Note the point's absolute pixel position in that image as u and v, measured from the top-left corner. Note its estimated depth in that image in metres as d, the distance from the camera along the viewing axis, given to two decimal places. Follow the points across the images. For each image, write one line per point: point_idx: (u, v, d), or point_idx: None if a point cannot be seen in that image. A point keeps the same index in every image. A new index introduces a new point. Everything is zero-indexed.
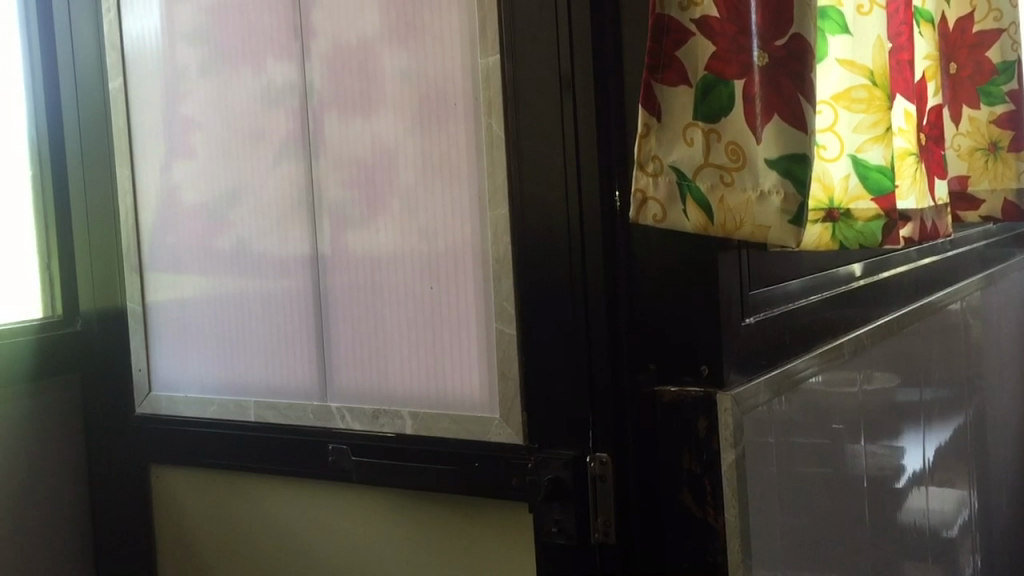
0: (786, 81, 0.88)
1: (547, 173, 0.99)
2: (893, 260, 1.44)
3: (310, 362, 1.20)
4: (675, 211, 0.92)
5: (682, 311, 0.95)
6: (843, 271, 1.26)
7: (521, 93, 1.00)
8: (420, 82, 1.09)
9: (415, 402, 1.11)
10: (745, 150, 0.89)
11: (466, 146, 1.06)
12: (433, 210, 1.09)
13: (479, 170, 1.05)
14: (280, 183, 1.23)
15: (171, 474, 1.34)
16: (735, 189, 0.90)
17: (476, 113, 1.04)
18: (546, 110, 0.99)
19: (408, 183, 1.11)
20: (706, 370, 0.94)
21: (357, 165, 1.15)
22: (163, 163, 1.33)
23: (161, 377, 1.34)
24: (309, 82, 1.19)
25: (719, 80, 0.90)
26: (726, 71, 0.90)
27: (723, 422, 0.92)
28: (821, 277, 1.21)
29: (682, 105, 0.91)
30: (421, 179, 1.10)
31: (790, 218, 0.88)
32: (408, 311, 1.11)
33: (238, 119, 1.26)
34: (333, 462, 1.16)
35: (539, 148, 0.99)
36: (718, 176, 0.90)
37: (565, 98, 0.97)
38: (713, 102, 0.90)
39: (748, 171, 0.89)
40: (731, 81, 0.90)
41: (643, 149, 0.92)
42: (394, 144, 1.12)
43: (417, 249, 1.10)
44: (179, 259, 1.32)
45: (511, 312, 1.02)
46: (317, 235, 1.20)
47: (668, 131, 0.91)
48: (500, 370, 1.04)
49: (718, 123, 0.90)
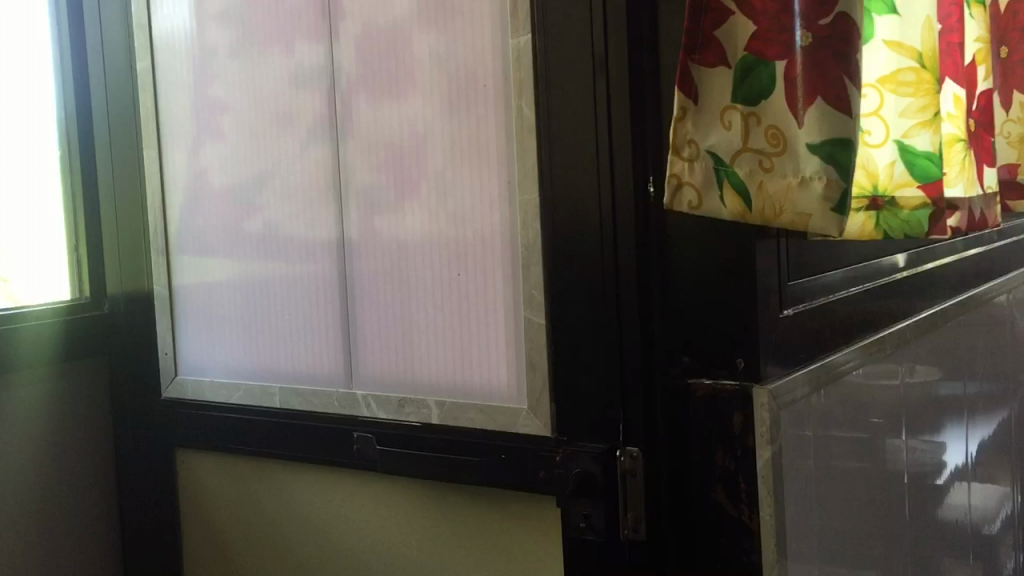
0: (830, 63, 0.85)
1: (579, 157, 0.96)
2: (938, 251, 1.39)
3: (335, 348, 1.18)
4: (712, 198, 0.89)
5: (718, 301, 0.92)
6: (886, 262, 1.22)
7: (553, 74, 0.97)
8: (450, 62, 1.06)
9: (441, 392, 1.08)
10: (787, 134, 0.85)
11: (496, 129, 1.03)
12: (462, 195, 1.06)
13: (509, 154, 1.02)
14: (308, 166, 1.20)
15: (197, 460, 1.33)
16: (775, 176, 0.86)
17: (507, 95, 1.01)
18: (578, 92, 0.95)
19: (437, 167, 1.08)
20: (742, 364, 0.92)
21: (386, 148, 1.13)
22: (191, 144, 1.31)
23: (187, 361, 1.33)
24: (338, 64, 1.17)
25: (760, 61, 0.86)
26: (766, 51, 0.85)
27: (758, 417, 0.89)
28: (863, 267, 1.16)
29: (719, 88, 0.88)
30: (450, 163, 1.07)
31: (832, 206, 0.84)
32: (436, 298, 1.09)
33: (266, 101, 1.24)
34: (358, 451, 1.14)
35: (571, 132, 0.96)
36: (757, 162, 0.87)
37: (598, 80, 0.94)
38: (753, 84, 0.86)
39: (789, 157, 0.85)
40: (772, 62, 0.86)
41: (679, 134, 0.89)
42: (424, 126, 1.09)
43: (446, 234, 1.08)
44: (206, 242, 1.31)
45: (540, 301, 1.00)
46: (345, 219, 1.17)
47: (704, 115, 0.88)
48: (529, 360, 1.01)
49: (758, 106, 0.86)
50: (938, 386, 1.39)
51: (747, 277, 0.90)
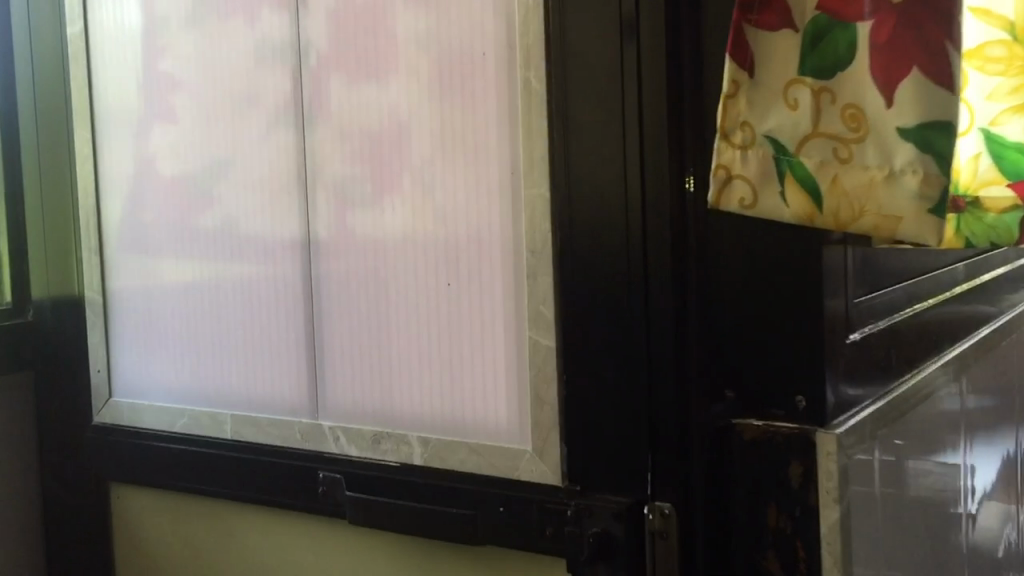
0: (926, 22, 0.65)
1: (602, 145, 0.78)
2: (997, 259, 1.21)
3: (298, 371, 0.99)
4: (771, 195, 0.71)
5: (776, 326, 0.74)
6: (948, 273, 1.04)
7: (570, 42, 0.79)
8: (442, 28, 0.88)
9: (425, 428, 0.90)
10: (870, 115, 0.67)
11: (496, 110, 0.84)
12: (454, 188, 0.87)
13: (513, 140, 0.83)
14: (268, 155, 1.01)
15: (133, 496, 1.14)
16: (854, 168, 0.68)
17: (511, 69, 0.83)
18: (601, 64, 0.77)
19: (424, 158, 0.90)
20: (803, 405, 0.74)
21: (363, 134, 0.94)
22: (136, 125, 1.12)
23: (123, 381, 1.14)
24: (307, 34, 0.98)
25: (836, 23, 0.68)
26: (844, 12, 0.67)
27: (822, 471, 0.73)
28: (926, 280, 0.98)
29: (782, 56, 0.70)
30: (439, 152, 0.88)
31: (928, 207, 0.66)
32: (420, 314, 0.90)
33: (221, 77, 1.05)
34: (325, 495, 0.96)
35: (591, 113, 0.78)
36: (831, 150, 0.69)
37: (626, 47, 0.76)
38: (826, 54, 0.68)
39: (872, 144, 0.67)
40: (852, 25, 0.67)
41: (729, 115, 0.72)
42: (409, 106, 0.90)
43: (435, 237, 0.89)
44: (148, 242, 1.12)
45: (550, 320, 0.81)
46: (314, 217, 0.98)
47: (762, 91, 0.71)
48: (534, 393, 0.82)
49: (833, 81, 0.68)
50: (995, 412, 1.21)
51: (811, 295, 0.73)
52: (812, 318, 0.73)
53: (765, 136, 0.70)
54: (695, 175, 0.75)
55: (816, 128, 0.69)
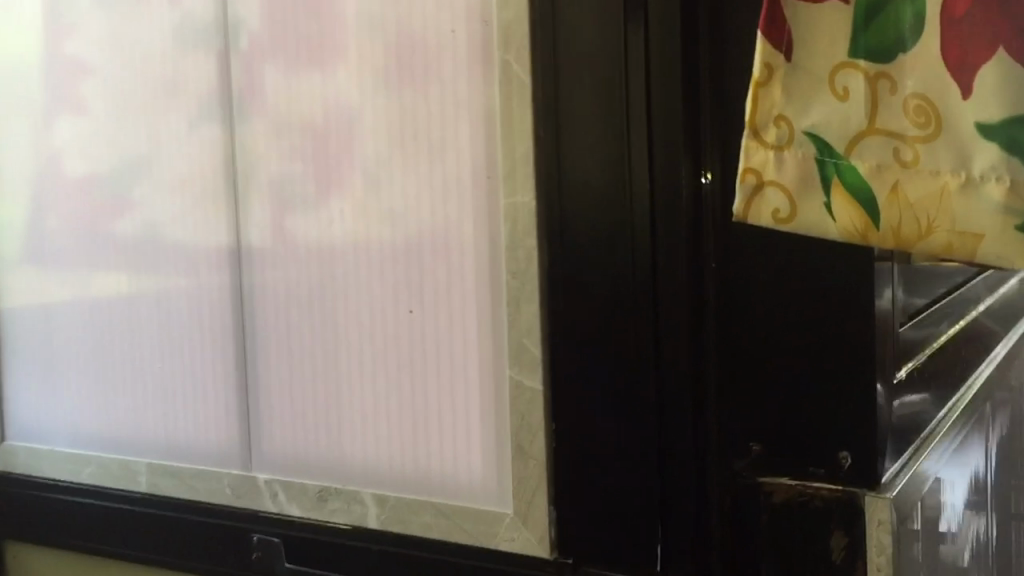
0: None
1: (601, 152, 0.67)
2: None
3: (227, 411, 0.87)
4: (812, 206, 0.57)
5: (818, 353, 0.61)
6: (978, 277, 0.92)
7: (561, 29, 0.67)
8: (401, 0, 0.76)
9: (382, 481, 0.79)
10: (942, 108, 0.54)
11: (467, 106, 0.72)
12: (412, 194, 0.76)
13: (490, 143, 0.71)
14: (190, 157, 0.87)
15: (32, 554, 1.02)
16: (920, 174, 0.55)
17: (485, 58, 0.71)
18: (600, 56, 0.66)
19: (379, 157, 0.77)
20: (848, 462, 0.61)
21: (310, 130, 0.80)
22: (32, 120, 0.96)
23: (23, 419, 1.00)
24: (236, 11, 0.84)
25: None
26: None
27: (872, 544, 0.60)
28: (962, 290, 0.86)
29: (831, 33, 0.56)
30: (398, 153, 0.76)
31: (1016, 222, 0.53)
32: (375, 348, 0.78)
33: (144, 61, 0.89)
34: (260, 561, 0.86)
35: (587, 114, 0.67)
36: (892, 151, 0.55)
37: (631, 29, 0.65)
38: (887, 30, 0.55)
39: (944, 144, 0.54)
40: None
41: (762, 107, 0.58)
42: (358, 97, 0.78)
43: (391, 257, 0.77)
44: (47, 255, 0.97)
45: (536, 356, 0.70)
46: (246, 225, 0.85)
47: (802, 77, 0.57)
48: (516, 445, 0.71)
49: (895, 65, 0.55)
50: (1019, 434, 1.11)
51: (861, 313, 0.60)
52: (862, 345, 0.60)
53: (807, 134, 0.57)
54: (710, 176, 0.63)
55: (872, 124, 0.55)
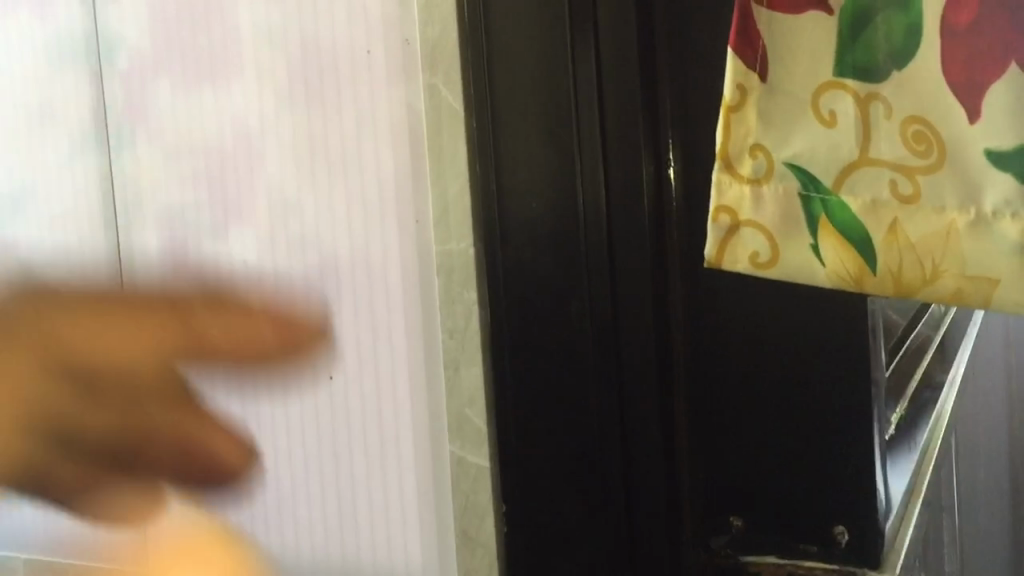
0: None
1: (542, 195, 0.67)
2: None
3: None
4: (798, 249, 0.50)
5: (803, 416, 0.62)
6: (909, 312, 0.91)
7: (500, 72, 0.67)
8: (304, 18, 0.80)
9: (319, 547, 0.82)
10: (942, 134, 0.46)
11: (381, 143, 0.76)
12: (326, 214, 0.80)
13: (413, 188, 0.74)
14: (73, 189, 0.91)
15: None
16: (923, 210, 0.47)
17: (409, 92, 0.73)
18: (541, 101, 0.66)
19: (282, 175, 0.81)
20: (845, 538, 0.63)
21: (207, 155, 0.84)
22: None
23: None
24: (105, 24, 0.86)
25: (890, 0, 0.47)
26: None
27: None
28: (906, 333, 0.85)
29: (814, 48, 0.48)
30: (305, 178, 0.80)
31: None
32: (309, 422, 0.80)
33: (24, 94, 0.92)
34: None
35: (532, 165, 0.67)
36: (889, 184, 0.47)
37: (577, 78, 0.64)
38: (876, 46, 0.47)
39: (948, 174, 0.46)
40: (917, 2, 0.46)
41: (735, 134, 0.50)
42: (259, 119, 0.81)
43: (305, 335, 0.80)
44: None
45: (480, 431, 0.71)
46: (125, 254, 0.86)
47: (780, 99, 0.49)
48: (464, 533, 0.73)
49: (887, 85, 0.47)
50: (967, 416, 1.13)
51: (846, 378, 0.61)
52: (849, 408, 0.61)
53: (789, 166, 0.49)
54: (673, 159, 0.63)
55: (867, 154, 0.48)
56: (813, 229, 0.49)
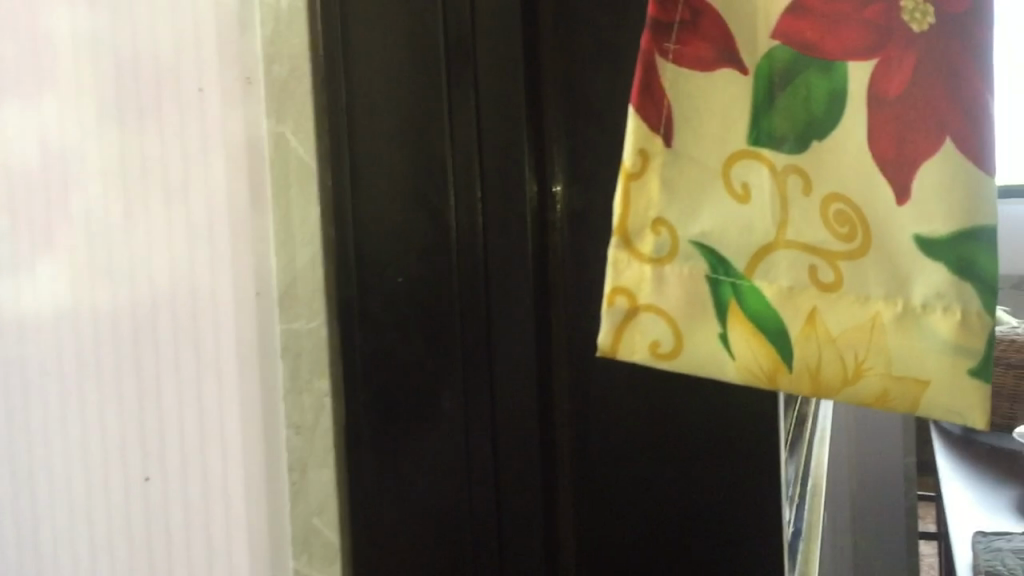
0: (965, 59, 0.39)
1: (389, 260, 0.65)
2: None
3: None
4: (704, 339, 0.43)
5: (696, 504, 0.59)
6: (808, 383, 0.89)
7: (356, 132, 0.65)
8: (138, 61, 0.81)
9: None
10: (866, 216, 0.41)
11: (214, 203, 0.79)
12: (156, 252, 0.81)
13: (245, 249, 0.77)
14: None
15: None
16: (845, 303, 0.41)
17: (246, 153, 0.77)
18: (393, 166, 0.64)
19: (111, 217, 0.82)
20: None
21: (27, 189, 0.86)
22: None
23: None
24: None
25: (806, 61, 0.41)
26: (817, 45, 0.41)
27: None
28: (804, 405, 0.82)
29: (723, 112, 0.43)
30: (131, 219, 0.82)
31: (968, 366, 0.39)
32: (129, 482, 0.83)
33: None
34: None
35: (382, 236, 0.65)
36: (807, 270, 0.42)
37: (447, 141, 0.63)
38: (792, 111, 0.42)
39: (871, 261, 0.41)
40: (840, 66, 0.41)
41: (635, 207, 0.44)
42: (85, 157, 0.83)
43: (137, 396, 0.82)
44: None
45: (325, 527, 0.72)
46: None
47: (686, 168, 0.43)
48: None
49: (804, 157, 0.42)
50: None
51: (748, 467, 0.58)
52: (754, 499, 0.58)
53: (696, 247, 0.43)
54: (561, 186, 0.60)
55: (781, 234, 0.42)
56: (721, 319, 0.43)
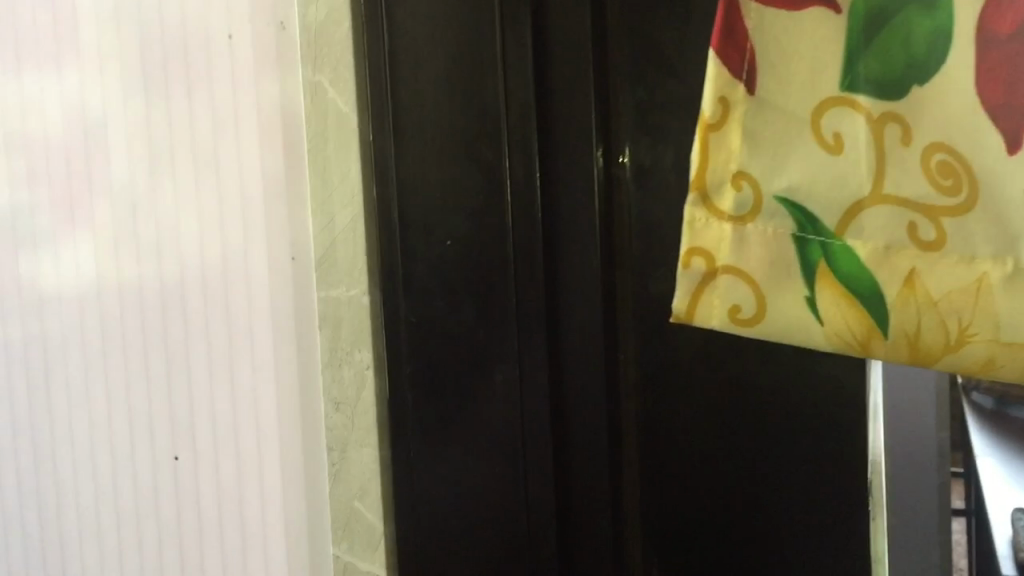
0: None
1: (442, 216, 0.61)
2: None
3: None
4: (791, 301, 0.40)
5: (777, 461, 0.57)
6: None
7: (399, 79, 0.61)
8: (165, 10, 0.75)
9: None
10: (975, 166, 0.36)
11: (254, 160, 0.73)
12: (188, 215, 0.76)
13: (284, 213, 0.72)
14: None
15: None
16: (949, 264, 0.37)
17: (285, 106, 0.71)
18: (440, 118, 0.60)
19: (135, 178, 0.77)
20: None
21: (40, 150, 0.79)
22: None
23: None
24: None
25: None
26: None
27: None
28: None
29: (814, 56, 0.39)
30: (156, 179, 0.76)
31: None
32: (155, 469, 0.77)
33: None
34: None
35: (430, 194, 0.61)
36: (907, 227, 0.38)
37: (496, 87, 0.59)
38: (890, 54, 0.38)
39: (980, 218, 0.36)
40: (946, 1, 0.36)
41: (715, 161, 0.42)
42: (103, 110, 0.77)
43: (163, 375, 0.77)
44: None
45: (369, 512, 0.67)
46: None
47: (770, 120, 0.40)
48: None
49: (904, 105, 0.37)
50: None
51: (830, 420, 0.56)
52: (845, 449, 0.55)
53: (785, 205, 0.40)
54: (630, 156, 0.57)
55: (879, 189, 0.38)
56: (811, 282, 0.40)
